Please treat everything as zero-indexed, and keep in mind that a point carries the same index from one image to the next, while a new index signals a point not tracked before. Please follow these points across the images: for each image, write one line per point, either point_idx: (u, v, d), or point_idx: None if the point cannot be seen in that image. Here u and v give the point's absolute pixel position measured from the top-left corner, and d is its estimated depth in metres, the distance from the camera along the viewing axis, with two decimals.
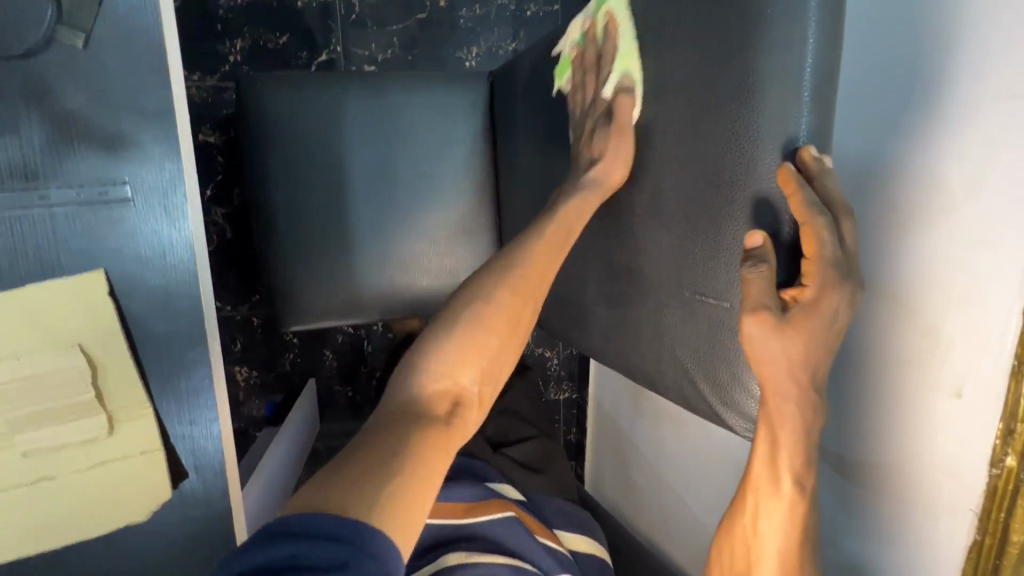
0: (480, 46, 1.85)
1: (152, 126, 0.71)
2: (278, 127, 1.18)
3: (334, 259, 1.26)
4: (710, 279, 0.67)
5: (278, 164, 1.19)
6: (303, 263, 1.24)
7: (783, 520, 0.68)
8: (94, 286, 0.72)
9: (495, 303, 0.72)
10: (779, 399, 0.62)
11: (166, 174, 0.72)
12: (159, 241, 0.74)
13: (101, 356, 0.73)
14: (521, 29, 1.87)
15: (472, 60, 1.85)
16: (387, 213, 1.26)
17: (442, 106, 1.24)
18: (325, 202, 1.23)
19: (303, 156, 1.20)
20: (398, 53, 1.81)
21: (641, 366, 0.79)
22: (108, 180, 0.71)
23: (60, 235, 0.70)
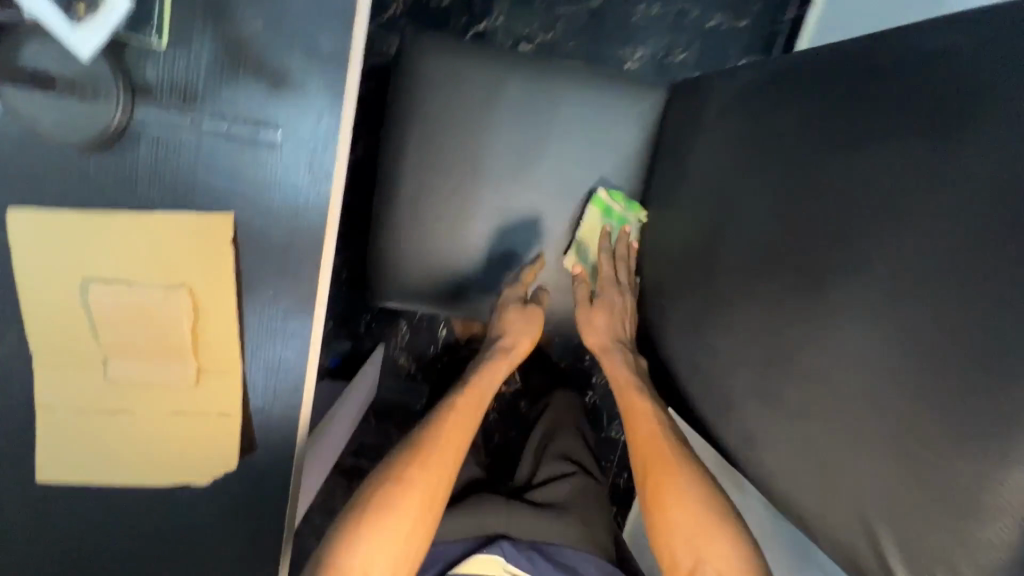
0: (646, 49, 1.65)
1: (321, 74, 0.64)
2: (428, 91, 1.09)
3: (448, 244, 1.14)
4: (953, 439, 0.53)
5: (416, 131, 1.10)
6: (415, 239, 1.14)
7: (698, 521, 0.83)
8: (220, 229, 0.66)
9: (433, 434, 0.92)
10: (599, 332, 1.04)
11: (321, 129, 0.65)
12: (294, 197, 0.66)
13: (207, 304, 0.68)
14: (696, 43, 1.66)
15: (633, 62, 1.67)
16: (517, 208, 1.13)
17: (603, 108, 1.10)
18: (453, 183, 1.12)
19: (443, 127, 1.10)
20: (557, 40, 1.66)
21: (799, 490, 0.69)
22: (261, 119, 0.64)
23: (199, 166, 0.65)
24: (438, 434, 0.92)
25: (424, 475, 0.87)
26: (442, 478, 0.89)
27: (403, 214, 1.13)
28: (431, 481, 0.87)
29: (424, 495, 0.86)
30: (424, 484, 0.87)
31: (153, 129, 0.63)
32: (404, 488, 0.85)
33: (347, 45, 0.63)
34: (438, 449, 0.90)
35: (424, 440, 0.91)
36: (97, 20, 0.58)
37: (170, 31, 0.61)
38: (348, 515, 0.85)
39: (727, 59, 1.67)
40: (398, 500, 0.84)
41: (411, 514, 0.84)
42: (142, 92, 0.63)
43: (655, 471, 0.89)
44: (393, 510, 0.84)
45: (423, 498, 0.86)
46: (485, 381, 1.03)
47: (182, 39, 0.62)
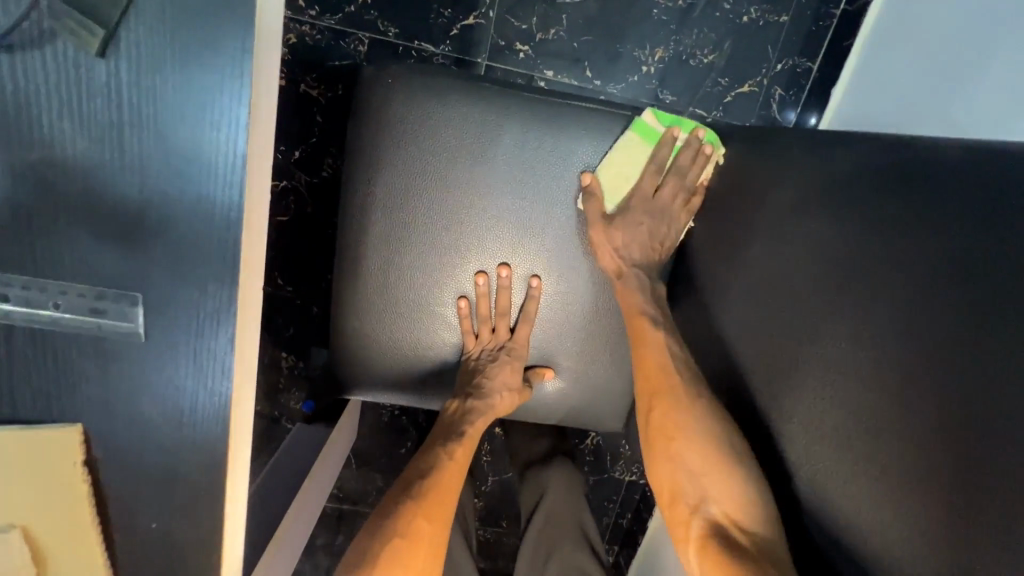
0: (668, 48, 1.05)
1: (196, 219, 0.38)
2: (395, 140, 0.79)
3: (430, 329, 0.87)
4: None
5: (383, 191, 0.80)
6: (386, 325, 0.85)
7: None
8: (61, 448, 0.42)
9: (432, 483, 0.75)
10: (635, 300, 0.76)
11: (204, 304, 0.40)
12: (176, 400, 0.43)
13: (55, 550, 0.45)
14: (727, 40, 1.06)
15: (652, 67, 1.06)
16: (519, 288, 0.85)
17: (630, 159, 0.81)
18: (431, 263, 0.84)
19: (419, 184, 0.80)
20: (560, 36, 1.03)
21: None
22: (105, 290, 0.39)
23: (16, 358, 0.41)
24: (434, 479, 0.76)
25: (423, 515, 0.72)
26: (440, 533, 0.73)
27: (368, 293, 0.84)
28: (434, 535, 0.72)
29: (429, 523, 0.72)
30: (428, 524, 0.72)
31: None
32: (405, 534, 0.70)
33: (239, 172, 0.38)
34: (438, 503, 0.74)
35: (413, 489, 0.74)
36: None
37: None
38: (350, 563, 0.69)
39: (762, 65, 1.07)
40: (405, 559, 0.69)
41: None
42: None
43: (654, 384, 0.65)
44: (401, 540, 0.69)
45: (427, 554, 0.70)
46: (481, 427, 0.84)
47: None
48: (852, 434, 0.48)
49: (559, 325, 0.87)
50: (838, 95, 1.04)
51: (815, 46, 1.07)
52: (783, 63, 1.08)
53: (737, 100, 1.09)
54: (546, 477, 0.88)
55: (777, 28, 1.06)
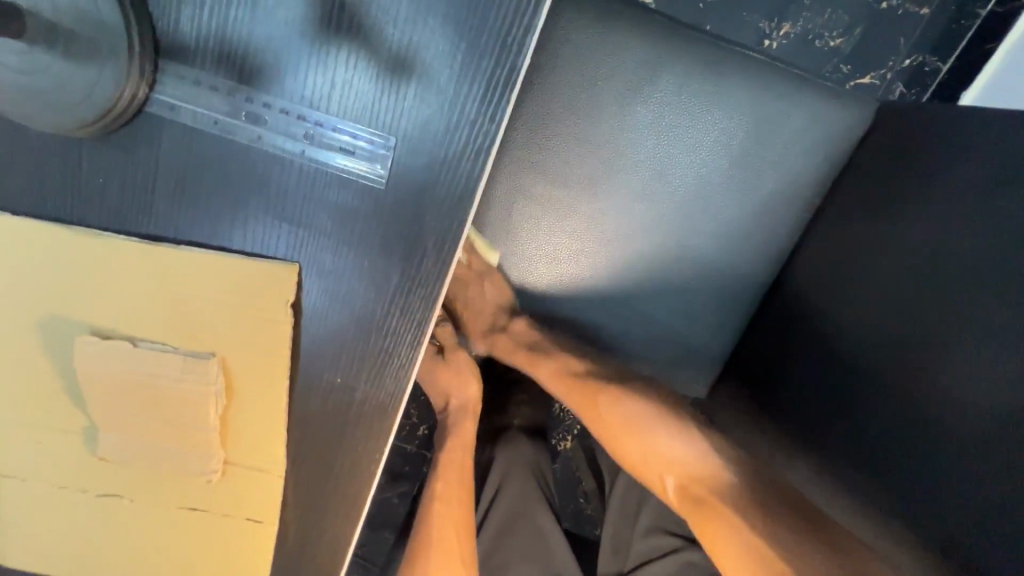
0: (797, 23, 0.93)
1: (464, 69, 0.38)
2: (550, 59, 0.76)
3: (563, 276, 0.83)
4: None
5: (519, 140, 0.79)
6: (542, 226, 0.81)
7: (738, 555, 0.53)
8: (274, 286, 0.43)
9: (424, 539, 0.69)
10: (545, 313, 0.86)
11: (448, 159, 0.40)
12: (392, 256, 0.42)
13: (244, 385, 0.46)
14: (861, 24, 0.93)
15: (775, 41, 0.94)
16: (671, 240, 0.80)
17: (787, 119, 0.77)
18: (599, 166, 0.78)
19: (565, 136, 0.77)
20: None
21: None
22: (358, 129, 0.39)
23: (250, 186, 0.41)
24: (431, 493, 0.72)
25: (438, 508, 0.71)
26: (463, 516, 0.71)
27: (507, 239, 0.82)
28: (458, 519, 0.71)
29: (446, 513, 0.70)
30: (446, 506, 0.71)
31: (186, 120, 0.39)
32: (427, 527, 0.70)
33: (524, 23, 0.37)
34: (441, 547, 0.68)
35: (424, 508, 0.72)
36: None
37: None
38: None
39: (890, 58, 0.94)
40: (435, 543, 0.68)
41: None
42: (170, 53, 0.38)
43: (613, 430, 0.67)
44: (425, 537, 0.69)
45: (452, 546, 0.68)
46: (455, 448, 0.76)
47: None
48: None
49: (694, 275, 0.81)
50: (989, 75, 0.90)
51: (949, 46, 0.93)
52: (911, 60, 0.95)
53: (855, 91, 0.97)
54: None
55: (914, 19, 0.93)
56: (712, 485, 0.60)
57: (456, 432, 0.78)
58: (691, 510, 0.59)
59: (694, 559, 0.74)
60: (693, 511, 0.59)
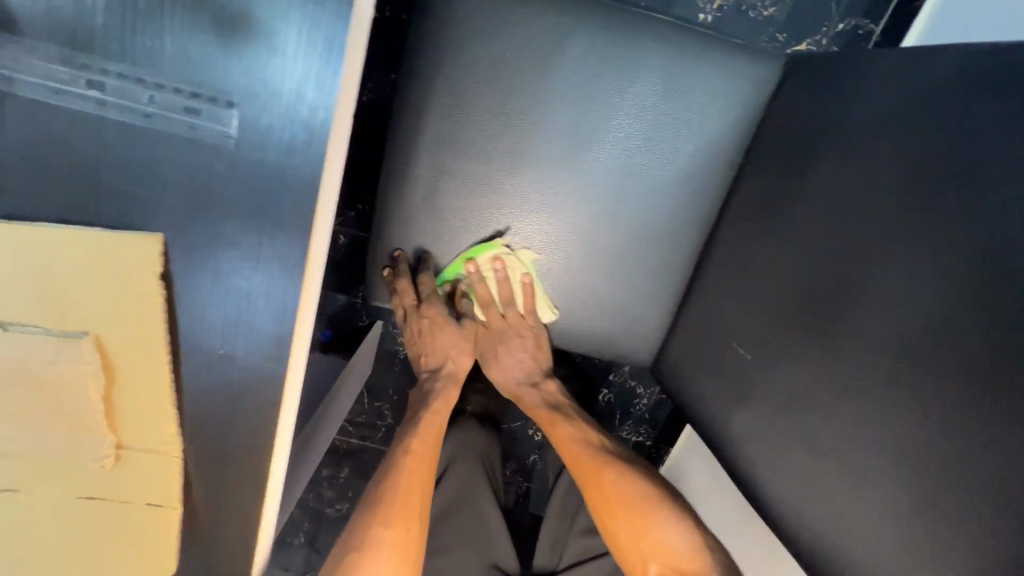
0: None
1: (305, 24, 0.38)
2: (458, 32, 0.75)
3: (496, 247, 0.83)
4: None
5: (438, 106, 0.77)
6: (464, 204, 0.81)
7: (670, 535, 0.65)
8: (141, 259, 0.42)
9: (389, 483, 0.69)
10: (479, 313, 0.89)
11: (299, 118, 0.40)
12: (257, 219, 0.42)
13: (126, 364, 0.45)
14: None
15: (710, 14, 0.98)
16: (597, 203, 0.81)
17: (700, 79, 0.77)
18: (515, 139, 0.78)
19: (479, 109, 0.77)
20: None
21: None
22: (204, 91, 0.39)
23: (104, 157, 0.40)
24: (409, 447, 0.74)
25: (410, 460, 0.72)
26: (427, 472, 0.72)
27: (431, 218, 0.82)
28: (423, 471, 0.72)
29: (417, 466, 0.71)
30: (417, 457, 0.73)
31: (29, 91, 0.39)
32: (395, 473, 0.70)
33: None
34: (405, 498, 0.67)
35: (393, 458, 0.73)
36: None
37: None
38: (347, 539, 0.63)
39: (823, 22, 0.97)
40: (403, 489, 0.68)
41: (396, 563, 0.62)
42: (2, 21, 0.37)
43: (592, 485, 0.69)
44: (391, 482, 0.69)
45: (415, 494, 0.69)
46: (440, 413, 0.81)
47: None
48: (918, 344, 0.49)
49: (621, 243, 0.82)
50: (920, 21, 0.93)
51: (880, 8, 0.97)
52: (845, 24, 0.98)
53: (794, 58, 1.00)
54: None
55: None
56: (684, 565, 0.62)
57: (436, 405, 0.81)
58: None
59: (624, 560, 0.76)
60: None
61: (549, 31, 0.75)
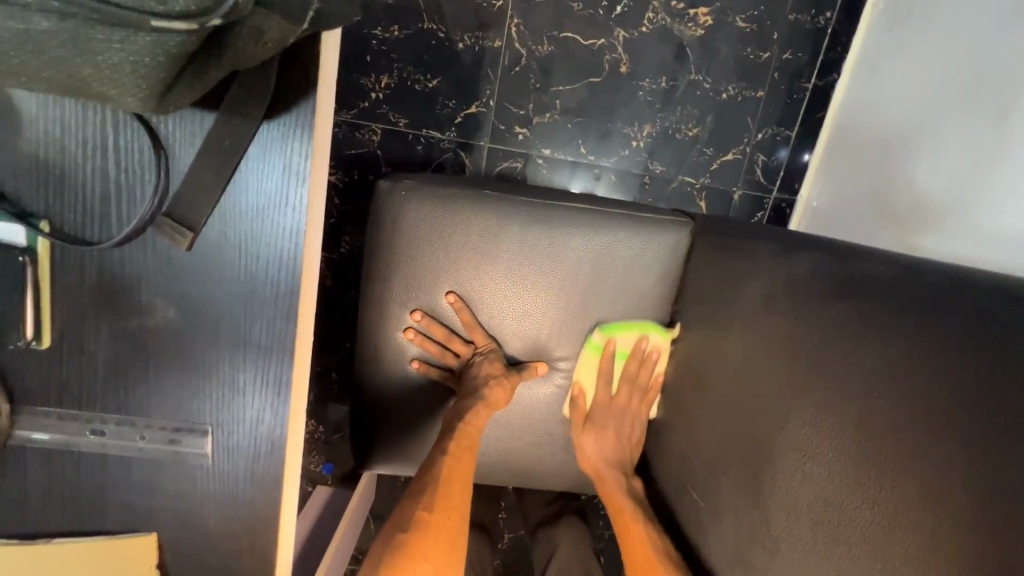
0: (656, 124, 0.97)
1: (258, 363, 0.47)
2: (403, 237, 0.88)
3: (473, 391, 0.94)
4: None
5: (397, 294, 0.89)
6: (435, 372, 0.92)
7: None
8: (139, 553, 0.50)
9: (431, 478, 0.76)
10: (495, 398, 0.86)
11: (262, 430, 0.48)
12: (234, 511, 0.51)
13: None
14: (711, 114, 0.97)
15: (642, 141, 0.98)
16: (554, 358, 0.91)
17: (622, 243, 0.88)
18: (469, 315, 0.89)
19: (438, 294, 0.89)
20: (555, 119, 0.97)
21: None
22: (184, 422, 0.48)
23: (106, 479, 0.49)
24: (438, 465, 0.78)
25: (444, 478, 0.77)
26: (460, 501, 0.76)
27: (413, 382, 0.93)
28: (457, 484, 0.77)
29: (450, 488, 0.76)
30: (451, 470, 0.78)
31: (43, 442, 0.48)
32: (432, 485, 0.76)
33: (291, 335, 0.46)
34: (436, 524, 0.72)
35: (434, 458, 0.79)
36: None
37: (54, 328, 0.46)
38: (390, 536, 0.71)
39: (743, 134, 0.98)
40: (432, 522, 0.72)
41: (439, 555, 0.71)
42: (23, 398, 0.47)
43: (641, 574, 0.61)
44: (426, 497, 0.74)
45: (446, 512, 0.74)
46: (478, 420, 0.84)
47: (70, 334, 0.46)
48: None
49: (576, 393, 0.91)
50: (811, 181, 0.98)
51: (791, 114, 0.98)
52: (764, 132, 0.99)
53: (723, 169, 1.00)
54: (556, 539, 0.97)
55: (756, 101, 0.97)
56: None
57: (472, 411, 0.84)
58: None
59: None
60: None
61: (486, 228, 0.86)
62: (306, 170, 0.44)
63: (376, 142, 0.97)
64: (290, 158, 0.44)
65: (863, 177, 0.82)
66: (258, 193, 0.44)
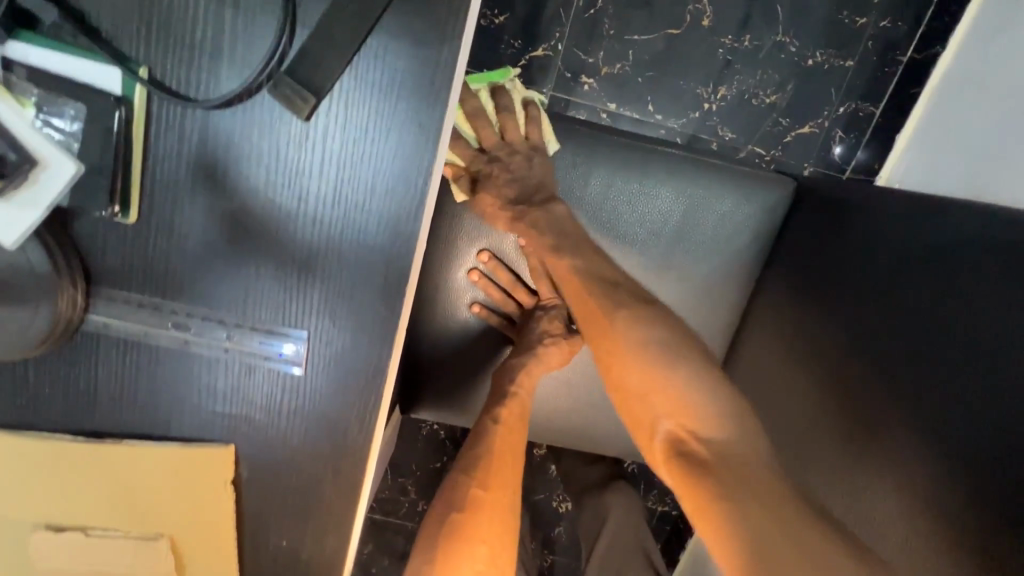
0: (730, 86, 0.86)
1: (370, 264, 0.42)
2: None
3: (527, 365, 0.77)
4: None
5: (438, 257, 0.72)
6: None
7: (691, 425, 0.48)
8: (215, 466, 0.46)
9: (482, 452, 0.60)
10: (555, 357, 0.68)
11: (365, 339, 0.44)
12: (322, 427, 0.46)
13: (195, 561, 0.48)
14: (793, 81, 0.86)
15: (714, 104, 0.86)
16: None
17: None
18: None
19: None
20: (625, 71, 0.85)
21: None
22: (278, 324, 0.43)
23: (183, 382, 0.44)
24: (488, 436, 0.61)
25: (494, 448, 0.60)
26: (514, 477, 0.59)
27: None
28: (509, 458, 0.60)
29: (503, 461, 0.60)
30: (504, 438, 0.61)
31: (118, 333, 0.43)
32: (481, 455, 0.60)
33: (411, 230, 0.41)
34: (489, 505, 0.57)
35: (481, 427, 0.63)
36: (22, 195, 0.37)
37: (140, 204, 0.40)
38: (436, 520, 0.57)
39: (824, 107, 0.87)
40: (485, 502, 0.57)
41: (496, 535, 0.56)
42: (101, 279, 0.42)
43: (630, 408, 0.52)
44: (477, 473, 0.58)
45: (502, 489, 0.58)
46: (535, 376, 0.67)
47: (157, 213, 0.40)
48: None
49: None
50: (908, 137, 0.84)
51: (879, 89, 0.86)
52: (844, 107, 0.87)
53: (796, 144, 0.89)
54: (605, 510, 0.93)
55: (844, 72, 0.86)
56: (713, 442, 0.46)
57: (531, 371, 0.67)
58: (676, 467, 0.46)
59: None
60: (681, 467, 0.46)
61: None
62: (457, 36, 0.37)
63: None
64: (436, 13, 0.37)
65: (980, 137, 0.68)
66: (394, 64, 0.38)
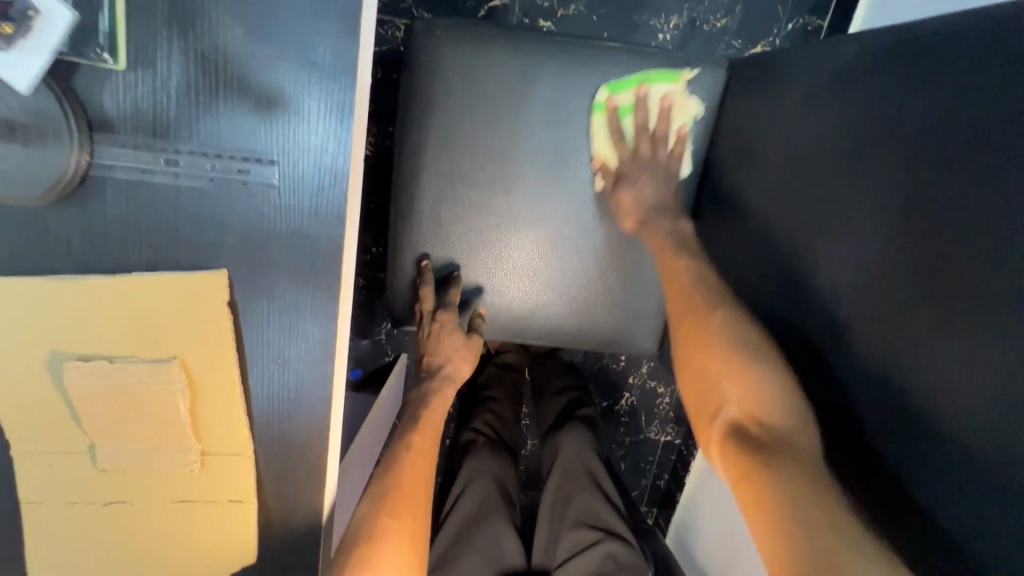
0: (682, 14, 1.04)
1: (320, 87, 0.50)
2: (421, 84, 0.83)
3: (499, 263, 0.91)
4: None
5: (429, 165, 0.86)
6: (456, 231, 0.89)
7: (743, 506, 0.52)
8: (212, 288, 0.54)
9: (395, 472, 0.70)
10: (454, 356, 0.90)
11: (325, 158, 0.52)
12: (299, 250, 0.54)
13: (205, 377, 0.56)
14: (739, 3, 1.04)
15: (667, 33, 1.05)
16: (583, 215, 0.89)
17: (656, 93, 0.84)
18: (488, 170, 0.86)
19: (468, 142, 0.85)
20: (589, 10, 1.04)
21: None
22: (250, 151, 0.51)
23: (178, 215, 0.52)
24: (396, 467, 0.71)
25: (409, 463, 0.72)
26: (419, 497, 0.70)
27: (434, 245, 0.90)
28: (421, 473, 0.72)
29: (417, 471, 0.71)
30: (412, 469, 0.71)
31: (118, 171, 0.51)
32: (392, 473, 0.70)
33: (353, 58, 0.50)
34: (408, 487, 0.69)
35: (395, 453, 0.73)
36: (27, 43, 0.46)
37: (128, 48, 0.48)
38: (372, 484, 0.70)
39: (773, 24, 1.05)
40: (402, 488, 0.69)
41: (404, 539, 0.65)
42: (101, 128, 0.50)
43: (699, 422, 0.62)
44: (396, 475, 0.70)
45: (407, 515, 0.67)
46: (437, 411, 0.83)
47: (140, 56, 0.48)
48: None
49: (604, 251, 0.90)
50: None
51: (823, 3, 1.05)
52: (793, 23, 1.06)
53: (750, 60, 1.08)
54: (560, 440, 0.97)
55: None
56: (767, 420, 0.55)
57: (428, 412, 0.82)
58: (733, 447, 0.56)
59: (611, 551, 0.81)
60: (735, 445, 0.56)
61: (519, 72, 0.82)
62: None
63: (402, 33, 1.02)
64: None
65: None
66: None
